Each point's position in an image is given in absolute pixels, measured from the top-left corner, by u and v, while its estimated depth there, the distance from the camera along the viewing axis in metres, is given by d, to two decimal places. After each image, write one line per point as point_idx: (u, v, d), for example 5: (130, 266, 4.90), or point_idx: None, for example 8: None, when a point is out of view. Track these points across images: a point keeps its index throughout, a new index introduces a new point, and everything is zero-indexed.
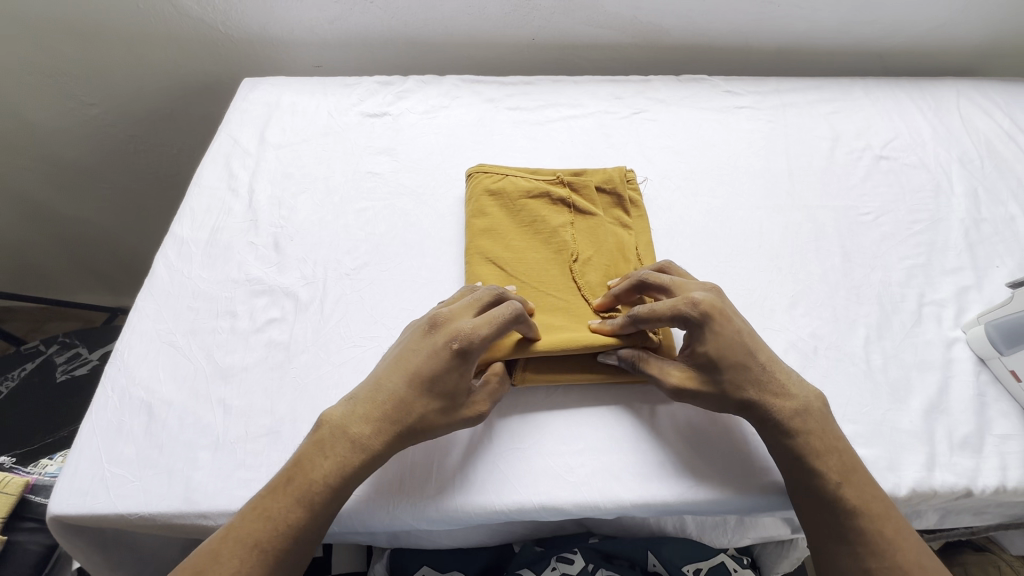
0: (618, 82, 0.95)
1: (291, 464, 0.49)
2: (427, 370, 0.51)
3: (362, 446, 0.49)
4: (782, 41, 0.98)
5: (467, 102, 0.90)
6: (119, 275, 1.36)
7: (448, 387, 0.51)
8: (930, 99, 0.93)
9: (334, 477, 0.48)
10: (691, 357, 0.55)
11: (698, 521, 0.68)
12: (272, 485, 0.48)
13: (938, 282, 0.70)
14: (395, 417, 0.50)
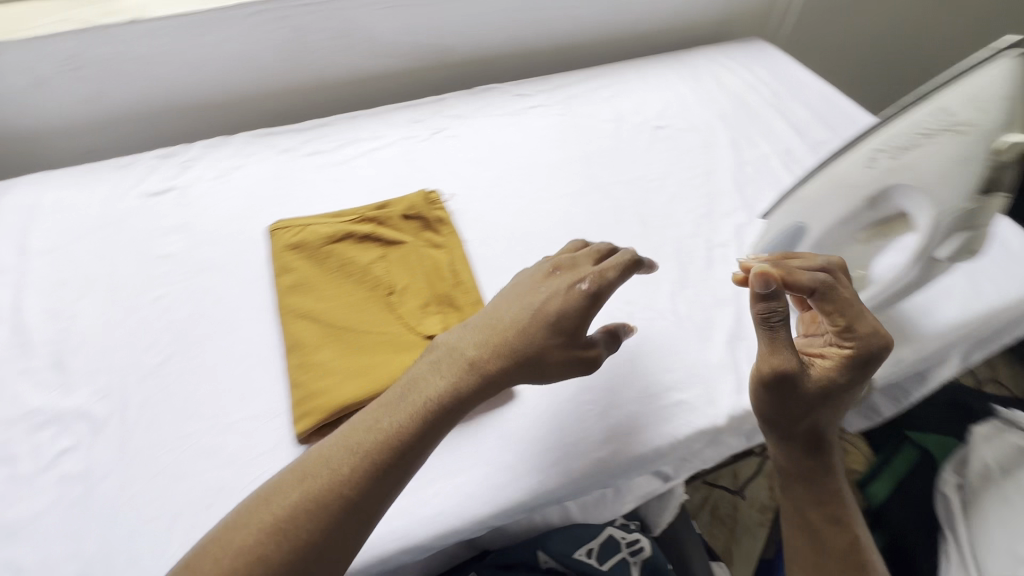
0: (415, 106, 0.96)
1: (293, 494, 0.44)
2: (518, 341, 0.52)
3: (406, 429, 0.47)
4: (556, 40, 1.06)
5: (263, 157, 0.87)
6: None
7: (540, 337, 0.52)
8: (688, 68, 1.06)
9: (355, 485, 0.44)
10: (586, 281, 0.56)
11: (579, 505, 0.71)
12: (284, 519, 0.43)
13: (720, 225, 0.79)
14: (432, 402, 0.49)
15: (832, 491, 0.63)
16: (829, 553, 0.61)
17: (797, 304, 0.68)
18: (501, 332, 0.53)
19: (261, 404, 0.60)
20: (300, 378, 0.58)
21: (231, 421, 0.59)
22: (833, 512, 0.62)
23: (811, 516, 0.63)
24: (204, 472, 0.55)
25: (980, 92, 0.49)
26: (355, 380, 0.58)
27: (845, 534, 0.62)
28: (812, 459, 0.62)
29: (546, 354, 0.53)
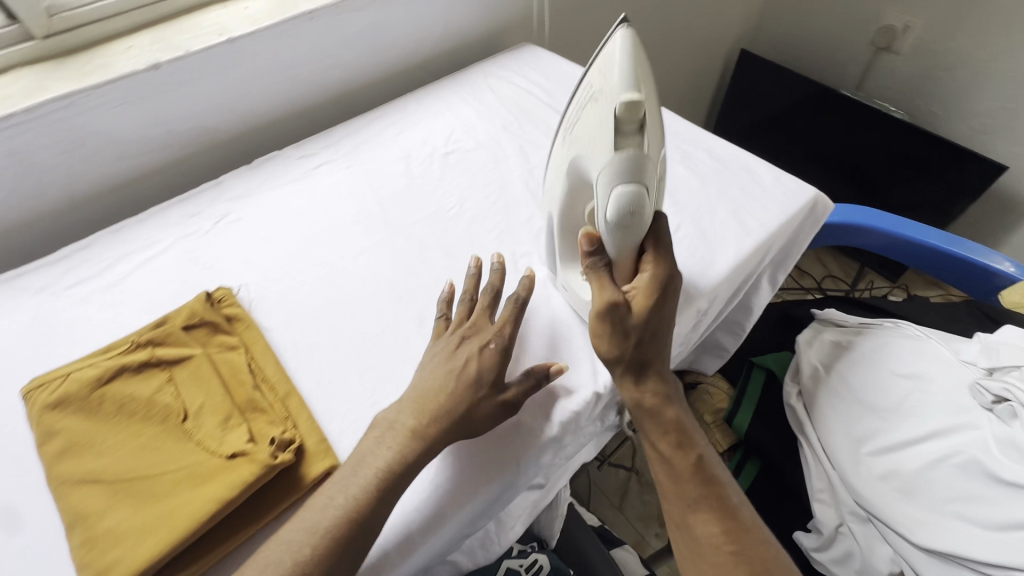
0: (189, 197, 0.89)
1: None
2: (448, 402, 0.57)
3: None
4: (330, 92, 1.04)
5: (12, 306, 0.75)
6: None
7: (467, 391, 0.59)
8: (467, 88, 1.08)
9: None
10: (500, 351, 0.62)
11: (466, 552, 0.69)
12: None
13: (521, 235, 0.82)
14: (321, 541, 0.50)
15: (679, 421, 0.61)
16: (685, 483, 0.59)
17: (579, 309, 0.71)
18: (435, 402, 0.58)
19: None
20: (81, 558, 0.50)
21: None
22: (683, 439, 0.60)
23: (666, 449, 0.60)
24: None
25: (606, 62, 0.58)
26: (150, 535, 0.51)
27: (700, 462, 0.60)
28: (654, 385, 0.61)
29: (474, 409, 0.58)
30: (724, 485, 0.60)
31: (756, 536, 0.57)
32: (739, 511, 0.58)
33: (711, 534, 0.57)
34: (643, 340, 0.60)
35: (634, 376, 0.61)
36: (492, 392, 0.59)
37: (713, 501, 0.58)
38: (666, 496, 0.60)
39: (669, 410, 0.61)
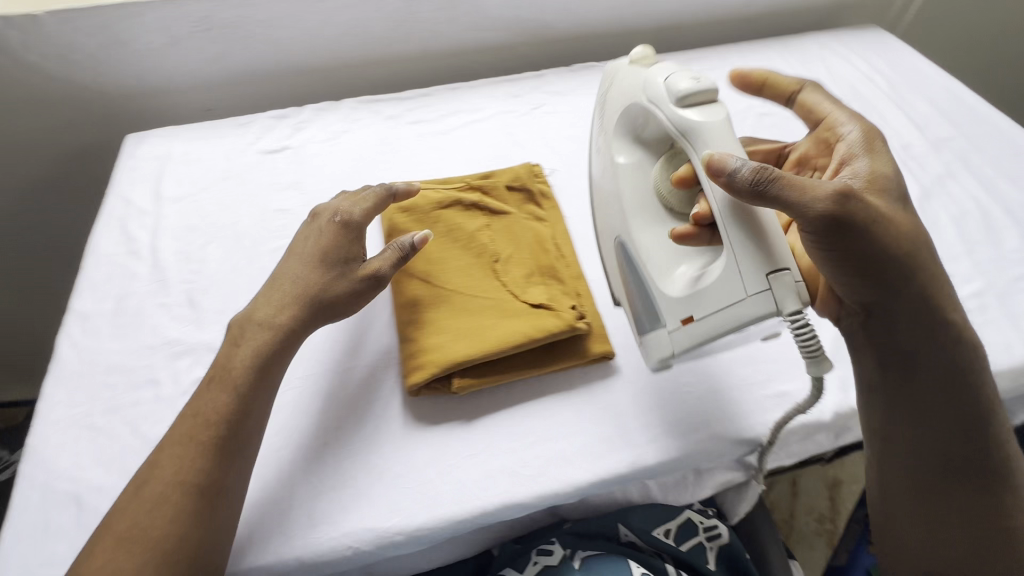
0: (513, 80, 0.97)
1: (190, 414, 0.49)
2: (302, 292, 0.57)
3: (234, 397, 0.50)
4: (658, 20, 1.04)
5: (368, 123, 0.90)
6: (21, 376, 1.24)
7: (341, 256, 0.59)
8: (797, 54, 1.01)
9: (227, 414, 0.49)
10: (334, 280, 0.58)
11: (659, 485, 0.71)
12: (184, 434, 0.48)
13: None
14: (269, 337, 0.54)
15: (943, 364, 0.54)
16: (947, 439, 0.55)
17: (705, 319, 0.51)
18: (299, 283, 0.57)
19: (369, 353, 0.63)
20: (409, 334, 0.61)
21: (341, 367, 0.62)
22: (949, 383, 0.54)
23: (921, 399, 0.55)
24: (320, 410, 0.59)
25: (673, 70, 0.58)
26: (464, 339, 0.60)
27: (969, 405, 0.55)
28: (912, 319, 0.54)
29: (325, 296, 0.57)
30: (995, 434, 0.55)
31: (1010, 480, 0.55)
32: (1004, 445, 0.56)
33: (964, 493, 0.56)
34: (896, 218, 0.52)
35: (883, 292, 0.53)
36: (344, 273, 0.58)
37: (980, 458, 0.55)
38: (903, 457, 0.56)
39: (926, 333, 0.54)
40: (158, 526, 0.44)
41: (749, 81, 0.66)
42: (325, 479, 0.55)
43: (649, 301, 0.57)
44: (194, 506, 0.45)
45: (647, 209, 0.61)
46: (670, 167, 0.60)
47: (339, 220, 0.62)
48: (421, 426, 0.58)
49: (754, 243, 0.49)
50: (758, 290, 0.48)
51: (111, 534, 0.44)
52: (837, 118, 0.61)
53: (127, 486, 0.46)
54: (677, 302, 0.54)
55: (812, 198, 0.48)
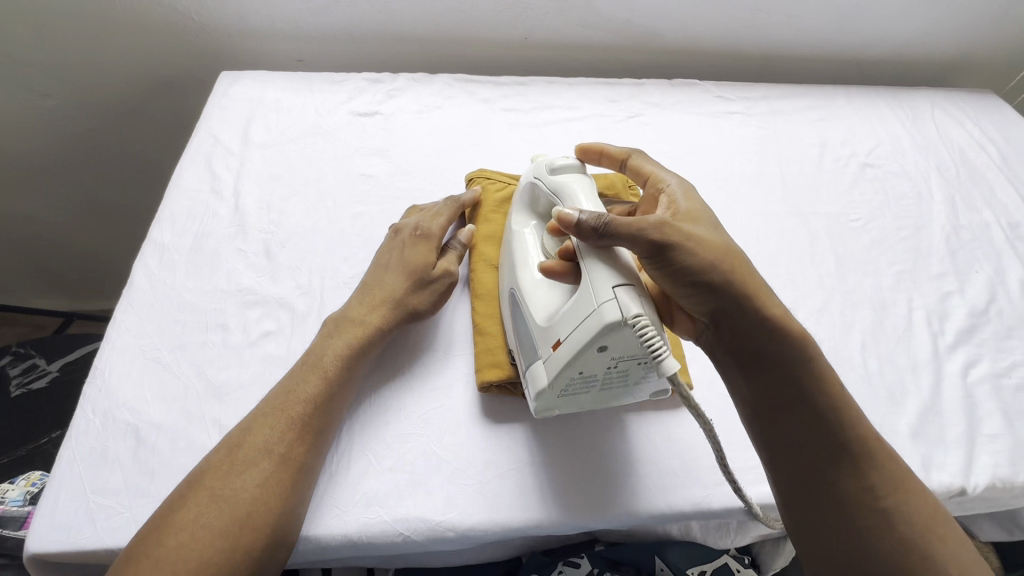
0: (612, 84, 0.94)
1: (279, 393, 0.51)
2: (392, 301, 0.57)
3: (330, 379, 0.52)
4: (767, 48, 1.01)
5: (461, 102, 0.88)
6: (106, 284, 1.43)
7: (420, 265, 0.60)
8: (907, 108, 0.96)
9: (319, 394, 0.51)
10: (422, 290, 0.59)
11: (702, 525, 0.65)
12: (272, 409, 0.49)
13: (925, 287, 0.73)
14: (362, 333, 0.55)
15: (789, 380, 0.50)
16: (818, 460, 0.49)
17: (569, 338, 0.47)
18: (383, 296, 0.58)
19: (442, 339, 0.61)
20: (486, 330, 0.60)
21: (414, 348, 0.60)
22: (814, 405, 0.49)
23: (773, 415, 0.51)
24: (386, 390, 0.58)
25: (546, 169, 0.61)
26: None
27: (824, 433, 0.49)
28: (746, 331, 0.50)
29: (412, 304, 0.58)
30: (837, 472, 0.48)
31: (947, 522, 0.47)
32: (902, 483, 0.48)
33: (869, 517, 0.47)
34: (709, 248, 0.50)
35: (717, 310, 0.50)
36: (426, 280, 0.59)
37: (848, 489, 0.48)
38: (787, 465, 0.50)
39: (789, 350, 0.50)
40: (247, 491, 0.44)
41: (592, 156, 0.64)
42: (385, 459, 0.54)
43: (529, 338, 0.54)
44: (279, 479, 0.46)
45: (519, 256, 0.58)
46: (522, 221, 0.61)
47: (420, 234, 0.63)
48: (487, 422, 0.57)
49: (600, 266, 0.47)
50: (606, 298, 0.45)
51: (201, 493, 0.44)
52: (661, 175, 0.57)
53: (214, 450, 0.47)
54: (546, 328, 0.51)
55: (637, 230, 0.48)
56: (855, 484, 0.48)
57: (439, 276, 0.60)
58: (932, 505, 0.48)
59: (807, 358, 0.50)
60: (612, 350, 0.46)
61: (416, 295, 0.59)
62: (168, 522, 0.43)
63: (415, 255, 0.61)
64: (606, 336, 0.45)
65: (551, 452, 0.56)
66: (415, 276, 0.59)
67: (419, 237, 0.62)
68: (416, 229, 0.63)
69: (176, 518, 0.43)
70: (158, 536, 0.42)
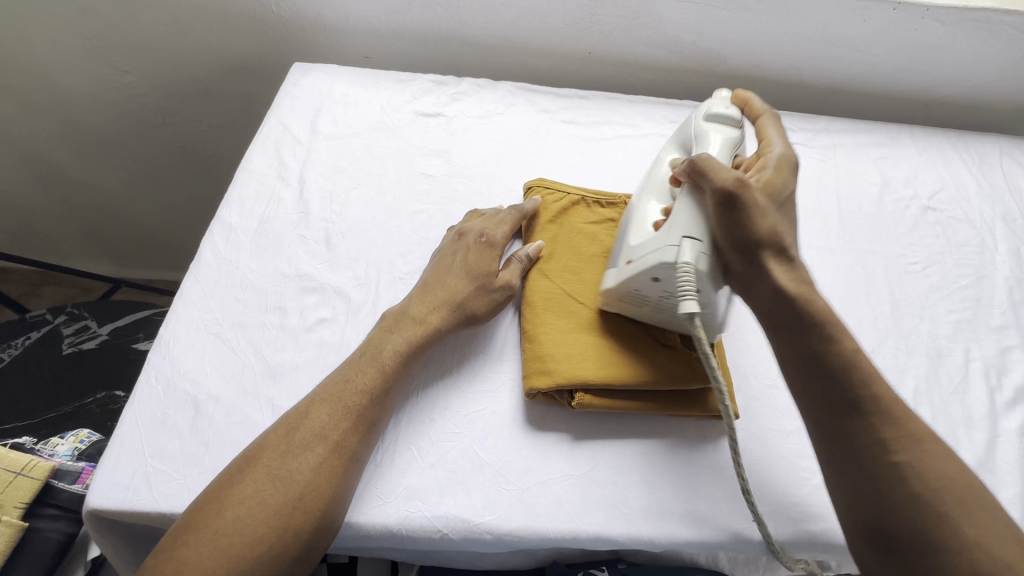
0: (672, 105, 0.94)
1: (337, 382, 0.52)
2: (451, 305, 0.58)
3: (387, 375, 0.53)
4: (831, 81, 1.00)
5: (522, 111, 0.89)
6: (154, 256, 1.49)
7: (484, 273, 0.61)
8: (974, 152, 0.94)
9: (376, 387, 0.52)
10: (483, 296, 0.60)
11: (731, 559, 0.64)
12: (330, 397, 0.51)
13: (984, 339, 0.71)
14: (420, 332, 0.56)
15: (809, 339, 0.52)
16: (839, 415, 0.50)
17: (640, 260, 0.56)
18: (444, 297, 0.59)
19: (490, 342, 0.62)
20: (537, 338, 0.60)
21: (462, 349, 0.61)
22: (828, 363, 0.51)
23: (798, 362, 0.53)
24: (435, 387, 0.59)
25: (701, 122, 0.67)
26: (592, 361, 0.59)
27: (840, 385, 0.50)
28: (772, 294, 0.53)
29: (472, 310, 0.59)
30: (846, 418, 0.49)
31: (973, 491, 0.46)
32: (919, 442, 0.47)
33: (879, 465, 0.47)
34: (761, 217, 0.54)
35: (750, 274, 0.54)
36: (488, 289, 0.60)
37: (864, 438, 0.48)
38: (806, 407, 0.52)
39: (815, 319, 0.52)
40: (303, 474, 0.46)
41: (736, 105, 0.69)
42: (428, 456, 0.55)
43: (618, 249, 0.62)
44: (333, 467, 0.47)
45: (650, 180, 0.64)
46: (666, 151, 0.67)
47: (485, 242, 0.64)
48: (530, 429, 0.58)
49: (684, 202, 0.56)
50: (672, 242, 0.54)
51: (259, 470, 0.46)
52: (774, 143, 0.62)
53: (272, 429, 0.49)
54: (630, 250, 0.60)
55: (716, 177, 0.54)
56: (863, 429, 0.48)
57: (500, 284, 0.61)
58: (956, 468, 0.47)
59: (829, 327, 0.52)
60: (662, 284, 0.55)
61: (477, 300, 0.60)
62: (227, 493, 0.45)
63: (479, 260, 0.62)
64: (659, 269, 0.54)
65: (593, 467, 0.56)
66: (478, 282, 0.60)
67: (484, 243, 0.63)
68: (482, 235, 0.64)
69: (234, 491, 0.45)
70: (217, 508, 0.44)
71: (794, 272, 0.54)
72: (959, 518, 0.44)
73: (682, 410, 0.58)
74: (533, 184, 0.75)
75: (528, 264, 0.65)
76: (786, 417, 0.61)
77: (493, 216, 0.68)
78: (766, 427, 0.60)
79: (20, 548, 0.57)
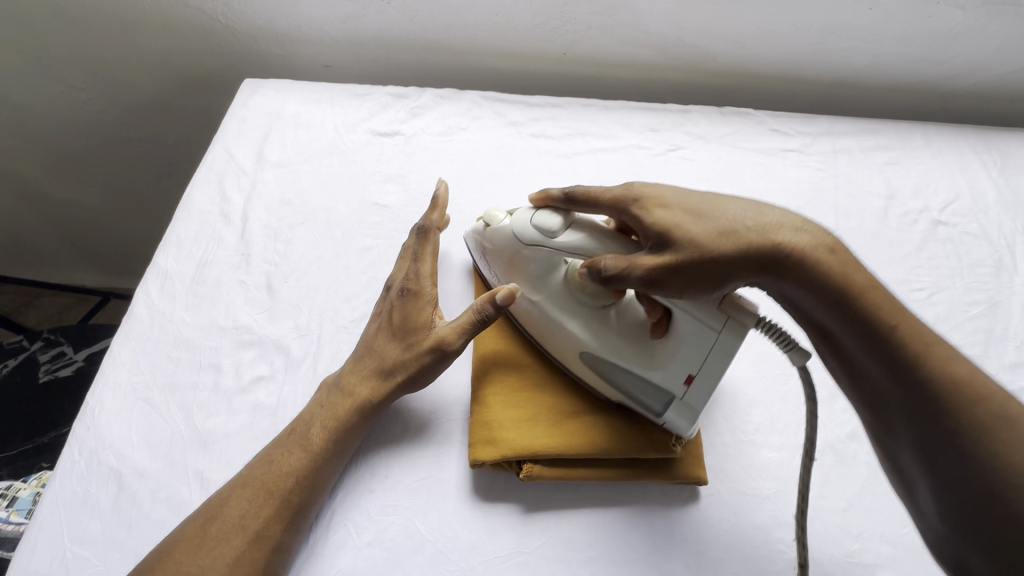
0: (655, 110, 0.86)
1: (263, 464, 0.51)
2: (377, 375, 0.55)
3: (313, 457, 0.51)
4: (835, 75, 0.90)
5: (487, 125, 0.82)
6: (138, 268, 1.47)
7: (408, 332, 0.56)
8: (997, 153, 0.84)
9: (302, 471, 0.51)
10: (407, 361, 0.55)
11: None
12: (254, 481, 0.50)
13: (996, 379, 0.63)
14: (349, 408, 0.53)
15: (883, 317, 0.43)
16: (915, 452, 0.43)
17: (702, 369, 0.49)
18: (371, 367, 0.55)
19: (436, 400, 0.58)
20: (484, 402, 0.55)
21: (407, 407, 0.58)
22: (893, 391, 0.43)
23: (859, 371, 0.45)
24: (377, 454, 0.55)
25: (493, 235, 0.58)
26: (541, 427, 0.53)
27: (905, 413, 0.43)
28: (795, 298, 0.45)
29: (398, 379, 0.54)
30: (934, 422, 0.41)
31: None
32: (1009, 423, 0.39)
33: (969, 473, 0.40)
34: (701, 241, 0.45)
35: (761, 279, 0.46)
36: (411, 352, 0.55)
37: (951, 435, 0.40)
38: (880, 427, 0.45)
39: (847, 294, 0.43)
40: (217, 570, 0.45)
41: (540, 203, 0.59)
42: (365, 533, 0.51)
43: (638, 385, 0.52)
44: (250, 559, 0.46)
45: (559, 313, 0.55)
46: (534, 287, 0.57)
47: (410, 293, 0.57)
48: (476, 501, 0.53)
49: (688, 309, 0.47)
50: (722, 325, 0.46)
51: (170, 566, 0.45)
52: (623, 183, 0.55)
53: (192, 518, 0.49)
54: (668, 367, 0.50)
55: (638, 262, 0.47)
56: (979, 412, 0.40)
57: (428, 345, 0.54)
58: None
59: (868, 298, 0.43)
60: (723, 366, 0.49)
61: (403, 368, 0.55)
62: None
63: (403, 318, 0.56)
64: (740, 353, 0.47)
65: (544, 542, 0.51)
66: (402, 346, 0.55)
67: (407, 296, 0.57)
68: (402, 288, 0.58)
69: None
70: None
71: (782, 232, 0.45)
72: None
73: (642, 478, 0.53)
74: (442, 188, 0.66)
75: (493, 313, 0.53)
76: (762, 480, 0.55)
77: (414, 254, 0.60)
78: (739, 492, 0.55)
79: None
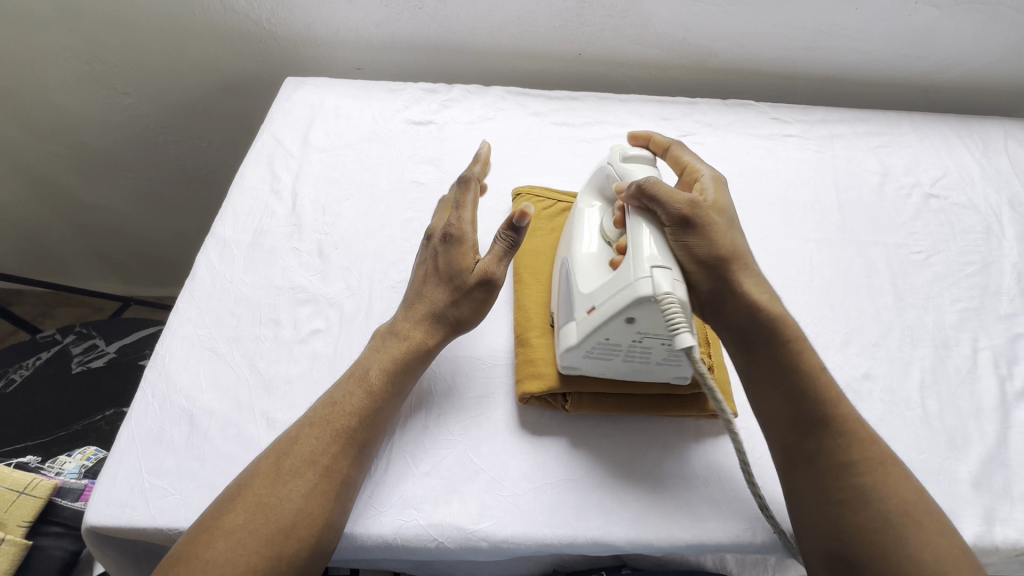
0: (665, 103, 0.93)
1: (326, 407, 0.52)
2: (428, 319, 0.57)
3: (376, 397, 0.53)
4: (827, 71, 0.99)
5: (513, 115, 0.89)
6: (158, 272, 1.50)
7: (451, 278, 0.58)
8: (978, 137, 0.92)
9: (364, 412, 0.52)
10: (457, 303, 0.57)
11: (739, 560, 0.60)
12: (319, 421, 0.51)
13: (992, 327, 0.69)
14: (408, 353, 0.56)
15: (826, 395, 0.51)
16: (833, 481, 0.48)
17: (604, 305, 0.50)
18: (426, 314, 0.58)
19: (482, 349, 0.63)
20: (529, 342, 0.60)
21: (453, 355, 0.62)
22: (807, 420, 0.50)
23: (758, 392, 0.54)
24: (430, 395, 0.59)
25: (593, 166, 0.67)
26: None
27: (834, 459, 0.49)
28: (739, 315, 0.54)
29: (447, 319, 0.57)
30: (852, 479, 0.48)
31: (927, 510, 0.47)
32: (882, 464, 0.49)
33: (785, 422, 0.51)
34: (722, 244, 0.53)
35: (715, 290, 0.54)
36: (457, 294, 0.57)
37: (856, 493, 0.47)
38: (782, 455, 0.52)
39: (786, 337, 0.53)
40: (294, 501, 0.46)
41: (639, 143, 0.70)
42: (424, 463, 0.55)
43: (568, 303, 0.57)
44: (324, 492, 0.48)
45: (578, 230, 0.62)
46: (588, 200, 0.65)
47: (450, 240, 0.59)
48: (524, 435, 0.57)
49: (636, 227, 0.53)
50: (643, 274, 0.48)
51: (249, 499, 0.46)
52: (697, 166, 0.63)
53: (264, 456, 0.50)
54: (588, 294, 0.53)
55: (668, 202, 0.52)
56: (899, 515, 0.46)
57: (476, 281, 0.57)
58: (914, 491, 0.48)
59: (810, 358, 0.52)
60: (640, 323, 0.49)
61: (454, 309, 0.57)
62: (218, 524, 0.45)
63: (446, 265, 0.59)
64: (635, 308, 0.48)
65: (590, 470, 0.55)
66: (448, 292, 0.58)
67: (450, 241, 0.59)
68: (445, 232, 0.60)
69: (225, 522, 0.45)
70: (210, 537, 0.44)
71: (763, 288, 0.54)
72: (915, 536, 0.45)
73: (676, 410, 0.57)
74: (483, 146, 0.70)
75: (517, 239, 0.57)
76: None
77: (455, 202, 0.62)
78: None
79: (24, 567, 0.58)
